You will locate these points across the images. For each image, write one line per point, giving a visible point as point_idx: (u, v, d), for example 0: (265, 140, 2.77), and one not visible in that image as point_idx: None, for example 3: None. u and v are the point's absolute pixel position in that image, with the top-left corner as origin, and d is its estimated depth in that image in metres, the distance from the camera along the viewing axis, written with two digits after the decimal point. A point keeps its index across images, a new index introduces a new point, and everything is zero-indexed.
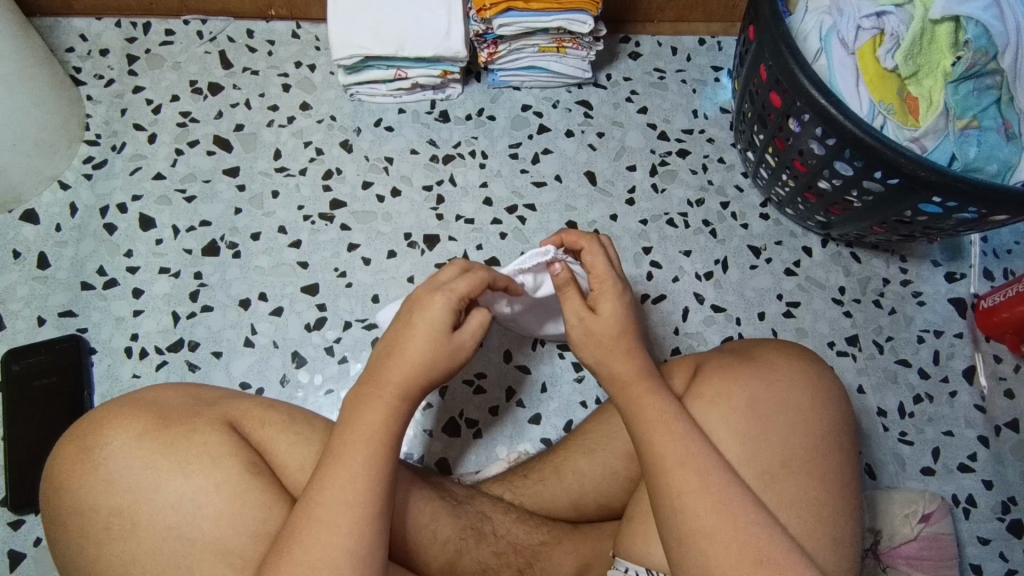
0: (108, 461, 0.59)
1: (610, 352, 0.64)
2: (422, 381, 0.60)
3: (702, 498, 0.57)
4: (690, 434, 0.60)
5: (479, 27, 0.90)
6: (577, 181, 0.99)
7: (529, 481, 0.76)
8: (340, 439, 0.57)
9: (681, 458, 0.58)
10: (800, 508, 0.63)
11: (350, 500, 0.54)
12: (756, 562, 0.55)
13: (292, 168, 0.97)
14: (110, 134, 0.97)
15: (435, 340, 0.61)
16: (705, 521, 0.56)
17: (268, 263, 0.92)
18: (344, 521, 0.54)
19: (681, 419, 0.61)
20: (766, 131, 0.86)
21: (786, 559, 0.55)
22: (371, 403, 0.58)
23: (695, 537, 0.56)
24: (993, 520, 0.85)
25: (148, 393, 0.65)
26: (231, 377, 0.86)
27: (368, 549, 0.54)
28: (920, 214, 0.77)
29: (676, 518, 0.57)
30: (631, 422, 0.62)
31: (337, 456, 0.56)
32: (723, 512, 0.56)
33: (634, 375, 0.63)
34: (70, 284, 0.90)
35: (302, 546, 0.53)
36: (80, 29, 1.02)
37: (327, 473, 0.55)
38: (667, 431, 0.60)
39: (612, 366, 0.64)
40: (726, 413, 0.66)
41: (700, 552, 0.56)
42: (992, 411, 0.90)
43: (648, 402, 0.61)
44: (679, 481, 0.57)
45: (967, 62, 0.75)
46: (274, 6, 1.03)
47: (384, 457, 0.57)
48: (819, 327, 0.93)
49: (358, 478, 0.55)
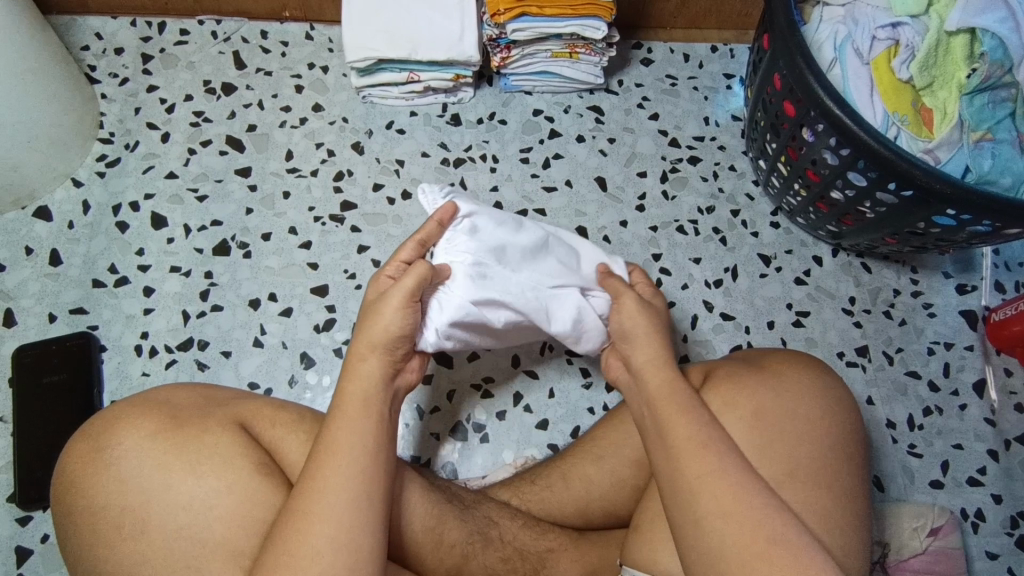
0: (119, 460, 0.59)
1: (638, 332, 0.67)
2: (404, 347, 0.64)
3: (716, 481, 0.57)
4: (707, 421, 0.61)
5: (493, 32, 0.90)
6: (587, 187, 0.99)
7: (537, 487, 0.76)
8: (353, 436, 0.58)
9: (698, 443, 0.59)
10: (807, 513, 0.63)
11: (358, 498, 0.55)
12: (769, 542, 0.54)
13: (304, 168, 0.97)
14: (124, 132, 0.98)
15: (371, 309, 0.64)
16: (719, 503, 0.56)
17: (279, 263, 0.92)
18: (343, 511, 0.54)
19: (699, 406, 0.62)
20: (778, 140, 0.86)
21: (798, 543, 0.55)
22: (365, 413, 0.60)
23: (709, 519, 0.56)
24: (1001, 535, 0.84)
25: (159, 393, 0.65)
26: (240, 378, 0.86)
27: (366, 545, 0.54)
28: (934, 226, 0.76)
29: (690, 503, 0.57)
30: (649, 409, 0.63)
31: (346, 445, 0.57)
32: (737, 495, 0.56)
33: (654, 359, 0.66)
34: (82, 281, 0.90)
35: (306, 535, 0.53)
36: (96, 28, 1.03)
37: (326, 472, 0.56)
38: (685, 418, 0.61)
39: (639, 351, 0.67)
40: (737, 417, 0.67)
41: (713, 535, 0.55)
42: (1002, 425, 0.89)
43: (669, 388, 0.63)
44: (694, 464, 0.58)
45: (983, 74, 0.75)
46: (288, 8, 1.03)
47: (377, 456, 0.58)
48: (828, 338, 0.93)
49: (361, 475, 0.56)
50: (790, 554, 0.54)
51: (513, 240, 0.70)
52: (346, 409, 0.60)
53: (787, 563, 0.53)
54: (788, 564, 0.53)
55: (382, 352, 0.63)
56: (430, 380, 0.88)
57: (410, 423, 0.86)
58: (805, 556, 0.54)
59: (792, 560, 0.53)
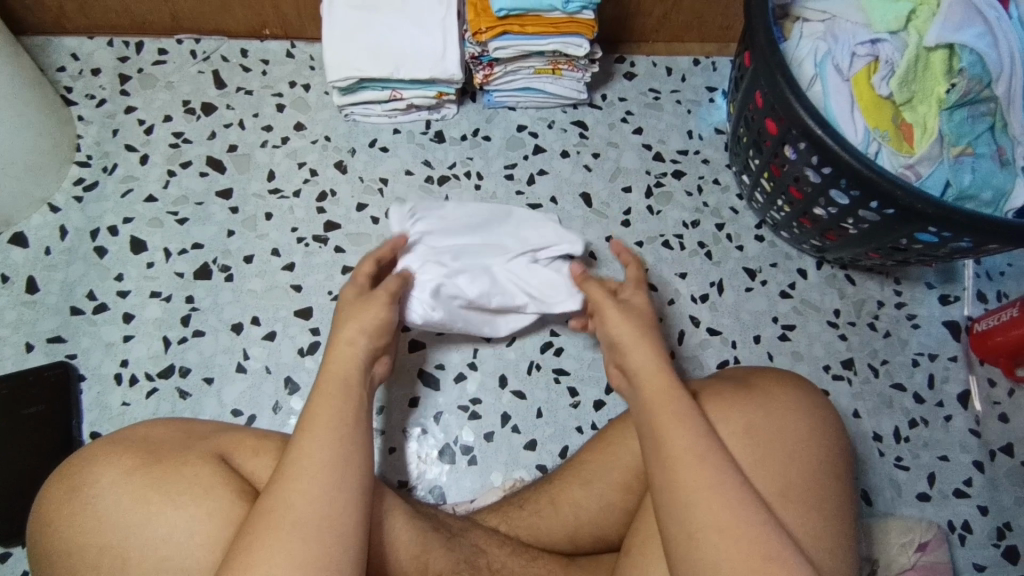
0: (96, 498, 0.58)
1: (627, 337, 0.68)
2: (384, 339, 0.69)
3: (714, 496, 0.56)
4: (705, 432, 0.60)
5: (474, 50, 0.89)
6: (572, 203, 0.99)
7: (524, 513, 0.75)
8: (326, 444, 0.57)
9: (697, 456, 0.58)
10: (799, 536, 0.63)
11: (330, 507, 0.54)
12: (763, 558, 0.54)
13: (286, 189, 0.96)
14: (102, 155, 0.96)
15: (353, 306, 0.69)
16: (716, 519, 0.55)
17: (261, 286, 0.91)
18: (320, 469, 0.55)
19: (697, 417, 0.61)
20: (761, 157, 0.86)
21: (793, 560, 0.55)
22: (335, 416, 0.59)
23: (702, 535, 0.55)
24: (988, 546, 0.85)
25: (137, 428, 0.64)
26: (223, 405, 0.85)
27: (341, 510, 0.54)
28: (915, 242, 0.76)
29: (687, 517, 0.56)
30: (645, 417, 0.63)
31: (325, 416, 0.59)
32: (733, 510, 0.56)
33: (651, 366, 0.66)
34: (60, 308, 0.88)
35: (284, 493, 0.54)
36: (72, 48, 1.01)
37: (301, 471, 0.55)
38: (684, 429, 0.60)
39: (633, 357, 0.67)
40: (731, 431, 0.67)
41: (706, 550, 0.55)
42: (987, 436, 0.90)
43: (668, 398, 0.62)
44: (691, 476, 0.57)
45: (961, 89, 0.76)
46: (268, 26, 1.02)
47: (351, 428, 0.59)
48: (814, 351, 0.93)
49: (342, 439, 0.58)
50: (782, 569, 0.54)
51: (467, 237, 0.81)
52: (319, 390, 0.62)
53: None
54: None
55: (369, 337, 0.67)
56: (418, 403, 0.87)
57: (398, 446, 0.85)
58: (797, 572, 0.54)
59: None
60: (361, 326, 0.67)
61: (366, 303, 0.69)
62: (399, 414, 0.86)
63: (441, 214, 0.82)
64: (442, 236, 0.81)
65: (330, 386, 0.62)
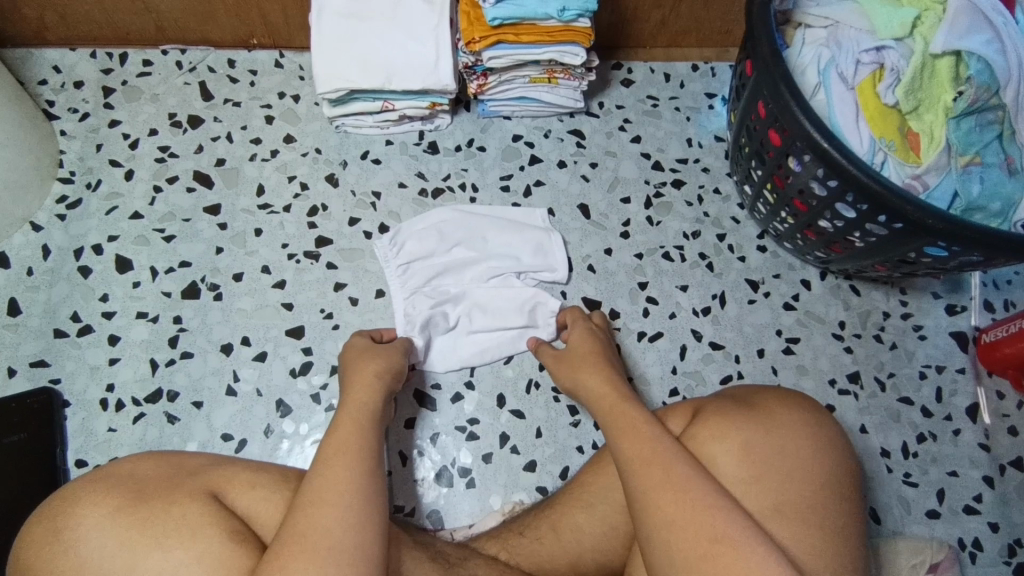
0: (78, 543, 0.55)
1: (582, 370, 0.75)
2: (395, 381, 0.74)
3: (666, 489, 0.57)
4: (659, 434, 0.62)
5: (468, 59, 0.87)
6: (570, 215, 0.96)
7: (526, 539, 0.73)
8: (342, 478, 0.57)
9: (649, 456, 0.59)
10: (792, 553, 0.61)
11: (345, 542, 0.53)
12: (712, 542, 0.54)
13: (276, 205, 0.93)
14: (85, 171, 0.94)
15: (366, 352, 0.76)
16: (667, 510, 0.56)
17: (251, 304, 0.88)
18: (353, 497, 0.56)
19: (649, 423, 0.63)
20: (764, 168, 0.84)
21: (750, 547, 0.53)
22: (353, 453, 0.60)
23: (658, 529, 0.56)
24: (999, 564, 0.83)
25: (123, 465, 0.62)
26: (212, 429, 0.83)
27: (369, 537, 0.54)
28: (925, 256, 0.74)
29: (642, 514, 0.57)
30: (605, 429, 0.66)
31: (353, 448, 0.60)
32: (687, 501, 0.56)
33: (606, 389, 0.70)
34: (43, 331, 0.86)
35: (317, 519, 0.54)
36: (54, 61, 0.99)
37: (323, 506, 0.55)
38: (636, 434, 0.62)
39: (589, 384, 0.72)
40: (721, 448, 0.65)
41: (663, 543, 0.55)
42: (996, 449, 0.88)
43: (621, 410, 0.66)
44: (646, 474, 0.58)
45: (969, 97, 0.73)
46: (256, 35, 0.99)
47: (376, 459, 0.61)
48: (819, 364, 0.91)
49: (368, 466, 0.59)
50: (735, 554, 0.53)
51: (448, 258, 0.90)
52: (345, 423, 0.64)
53: (734, 563, 0.53)
54: (734, 564, 0.53)
55: (387, 377, 0.72)
56: (415, 424, 0.85)
57: (395, 470, 0.83)
58: (753, 557, 0.53)
59: (738, 562, 0.53)
60: (381, 363, 0.73)
61: (380, 350, 0.76)
62: (396, 436, 0.84)
63: (421, 236, 0.90)
64: (431, 256, 0.90)
65: (354, 420, 0.64)
